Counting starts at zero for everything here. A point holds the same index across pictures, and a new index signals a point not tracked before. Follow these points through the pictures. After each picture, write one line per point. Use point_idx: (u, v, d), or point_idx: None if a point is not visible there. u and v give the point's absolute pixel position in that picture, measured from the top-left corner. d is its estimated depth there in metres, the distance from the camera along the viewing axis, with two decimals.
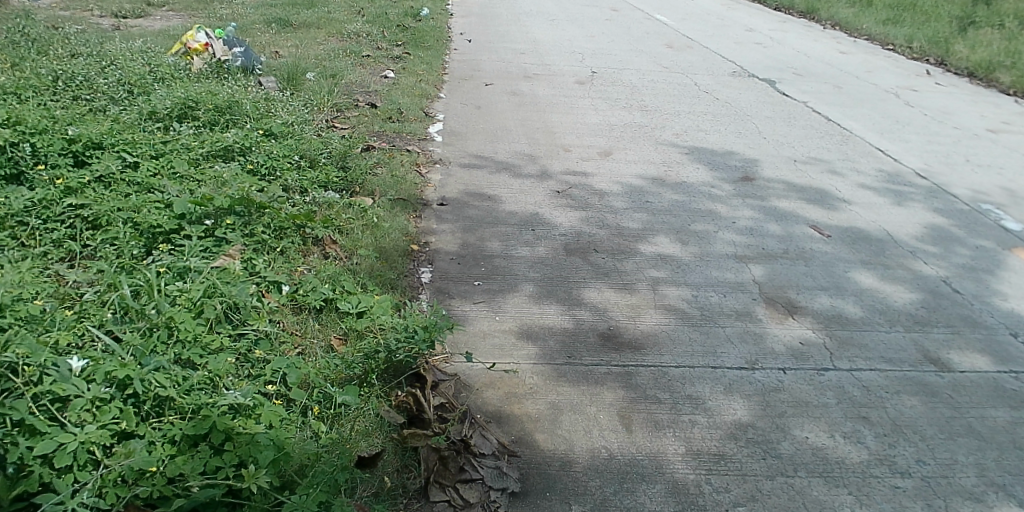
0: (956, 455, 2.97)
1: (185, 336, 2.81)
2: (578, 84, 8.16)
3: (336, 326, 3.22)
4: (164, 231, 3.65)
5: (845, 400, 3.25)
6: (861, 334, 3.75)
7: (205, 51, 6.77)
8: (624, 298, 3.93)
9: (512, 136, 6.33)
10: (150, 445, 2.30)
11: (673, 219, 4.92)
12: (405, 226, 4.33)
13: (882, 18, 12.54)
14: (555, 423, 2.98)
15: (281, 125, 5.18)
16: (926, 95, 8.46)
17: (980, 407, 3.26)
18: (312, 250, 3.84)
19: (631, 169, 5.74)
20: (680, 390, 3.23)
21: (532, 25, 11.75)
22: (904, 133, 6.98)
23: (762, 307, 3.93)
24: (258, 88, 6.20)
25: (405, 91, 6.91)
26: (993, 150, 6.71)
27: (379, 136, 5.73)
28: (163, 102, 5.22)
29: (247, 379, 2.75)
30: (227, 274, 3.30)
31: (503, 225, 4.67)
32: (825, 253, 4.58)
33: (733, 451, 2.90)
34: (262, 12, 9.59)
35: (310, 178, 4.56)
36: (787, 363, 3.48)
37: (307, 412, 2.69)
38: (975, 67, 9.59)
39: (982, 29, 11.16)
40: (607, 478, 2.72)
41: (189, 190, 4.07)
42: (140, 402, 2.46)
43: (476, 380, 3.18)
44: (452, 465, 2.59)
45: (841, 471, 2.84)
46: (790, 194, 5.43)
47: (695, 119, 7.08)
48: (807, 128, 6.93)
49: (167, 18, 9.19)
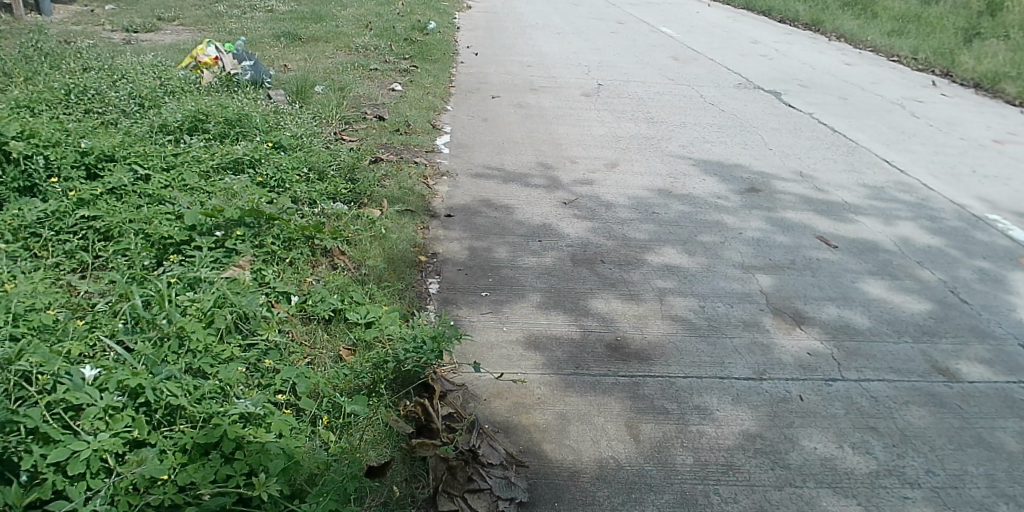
0: (966, 466, 2.97)
1: (196, 346, 2.83)
2: (584, 96, 8.19)
3: (345, 336, 3.24)
4: (175, 242, 3.69)
5: (854, 410, 3.25)
6: (869, 345, 3.75)
7: (215, 65, 6.82)
8: (632, 308, 3.94)
9: (518, 148, 6.36)
10: (161, 454, 2.31)
11: (680, 230, 4.93)
12: (413, 237, 4.36)
13: (887, 30, 12.57)
14: (563, 433, 2.99)
15: (290, 138, 5.22)
16: (932, 106, 8.46)
17: (990, 418, 3.25)
18: (321, 261, 3.87)
19: (637, 181, 5.76)
20: (687, 401, 3.23)
21: (539, 37, 11.84)
22: (911, 144, 6.99)
23: (769, 318, 3.93)
24: (267, 101, 6.25)
25: (413, 104, 6.97)
26: (1000, 161, 6.69)
27: (387, 149, 5.77)
28: (174, 115, 5.26)
29: (257, 388, 2.76)
30: (237, 284, 3.33)
31: (510, 236, 4.69)
32: (832, 264, 4.58)
33: (742, 461, 2.90)
34: (271, 27, 9.68)
35: (318, 189, 4.59)
36: (795, 373, 3.48)
37: (317, 421, 2.70)
38: (981, 78, 9.59)
39: (987, 40, 11.17)
40: (616, 488, 2.73)
41: (200, 201, 4.10)
42: (151, 411, 2.48)
43: (485, 390, 3.19)
44: (461, 474, 2.60)
45: (851, 481, 2.84)
46: (798, 204, 5.45)
47: (702, 131, 7.10)
48: (813, 139, 6.94)
49: (177, 32, 9.29)
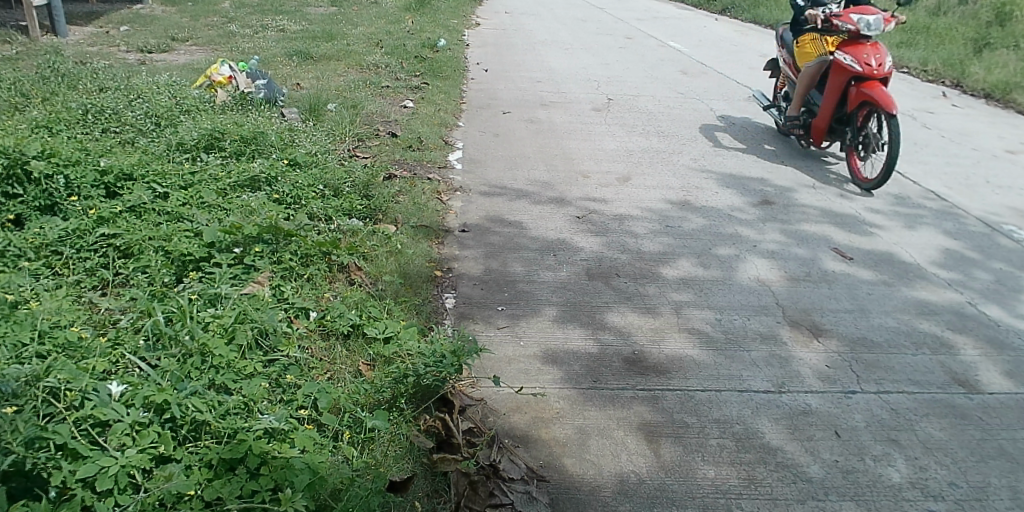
0: (989, 478, 2.94)
1: (218, 362, 2.85)
2: (594, 111, 8.23)
3: (363, 352, 3.25)
4: (194, 259, 3.71)
5: (874, 423, 3.23)
6: (887, 357, 3.74)
7: (229, 83, 6.89)
8: (648, 322, 3.94)
9: (531, 163, 6.39)
10: (187, 469, 2.33)
11: (694, 243, 4.94)
12: (428, 252, 4.39)
13: (895, 42, 12.59)
14: (583, 447, 2.98)
15: (305, 155, 5.26)
16: (943, 117, 8.47)
17: (1012, 429, 3.23)
18: (337, 277, 3.90)
19: (650, 194, 5.77)
20: (707, 414, 3.23)
21: (547, 53, 11.93)
22: (922, 155, 6.98)
23: (787, 330, 3.93)
24: (281, 119, 6.31)
25: (424, 120, 7.01)
26: (1013, 171, 6.68)
27: (400, 165, 5.80)
28: (191, 134, 5.32)
29: (280, 404, 2.78)
30: (258, 301, 3.36)
31: (525, 250, 4.71)
32: (848, 276, 4.57)
33: (762, 475, 2.89)
34: (282, 46, 9.78)
35: (334, 206, 4.63)
36: (813, 386, 3.46)
37: (339, 436, 2.71)
38: (991, 88, 9.59)
39: (996, 51, 11.17)
40: (637, 502, 2.72)
41: (218, 219, 4.14)
42: (177, 427, 2.50)
43: (504, 405, 3.19)
44: (483, 489, 2.60)
45: (874, 494, 2.82)
46: (811, 217, 5.44)
47: (712, 144, 7.12)
48: (824, 152, 6.95)
49: (191, 52, 9.41)
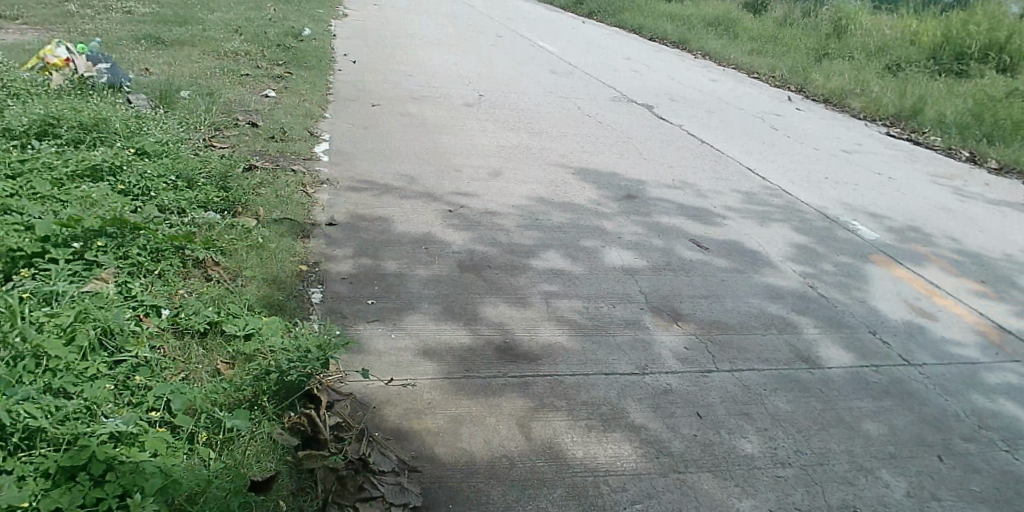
0: (829, 444, 3.19)
1: (55, 365, 2.63)
2: (465, 106, 8.25)
3: (222, 350, 3.09)
4: (25, 254, 3.34)
5: (728, 399, 3.43)
6: (740, 338, 3.97)
7: (66, 66, 6.35)
8: (518, 312, 3.99)
9: (400, 157, 6.32)
10: (19, 480, 2.12)
11: (562, 235, 5.06)
12: (293, 247, 4.23)
13: (747, 49, 13.45)
14: (455, 436, 2.97)
15: (154, 144, 4.93)
16: (788, 119, 9.13)
17: (848, 400, 3.52)
18: (192, 272, 3.67)
19: (520, 189, 5.85)
20: (575, 397, 3.31)
21: (416, 47, 11.83)
22: (770, 153, 7.50)
23: (649, 316, 4.10)
24: (127, 106, 5.88)
25: (287, 111, 6.76)
26: (847, 168, 7.29)
27: (262, 156, 5.56)
28: (20, 119, 4.85)
29: (127, 407, 2.59)
30: (101, 299, 3.11)
31: (396, 245, 4.64)
32: (705, 264, 4.83)
33: (628, 452, 3.00)
34: (129, 29, 9.12)
35: (187, 198, 4.37)
36: (673, 367, 3.63)
37: (195, 438, 2.55)
38: (829, 94, 10.44)
39: (834, 60, 12.18)
40: (509, 486, 2.74)
41: (54, 211, 3.78)
42: (5, 435, 2.26)
43: (373, 398, 3.12)
44: (351, 484, 2.53)
45: (728, 464, 2.99)
46: (669, 210, 5.70)
47: (579, 140, 7.32)
48: (682, 149, 7.32)
49: (21, 31, 8.59)
